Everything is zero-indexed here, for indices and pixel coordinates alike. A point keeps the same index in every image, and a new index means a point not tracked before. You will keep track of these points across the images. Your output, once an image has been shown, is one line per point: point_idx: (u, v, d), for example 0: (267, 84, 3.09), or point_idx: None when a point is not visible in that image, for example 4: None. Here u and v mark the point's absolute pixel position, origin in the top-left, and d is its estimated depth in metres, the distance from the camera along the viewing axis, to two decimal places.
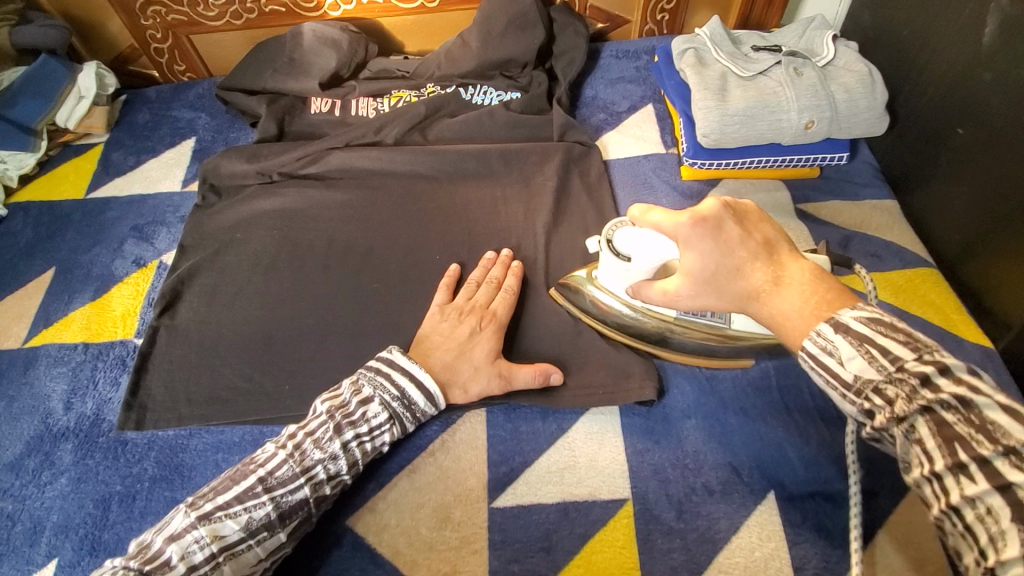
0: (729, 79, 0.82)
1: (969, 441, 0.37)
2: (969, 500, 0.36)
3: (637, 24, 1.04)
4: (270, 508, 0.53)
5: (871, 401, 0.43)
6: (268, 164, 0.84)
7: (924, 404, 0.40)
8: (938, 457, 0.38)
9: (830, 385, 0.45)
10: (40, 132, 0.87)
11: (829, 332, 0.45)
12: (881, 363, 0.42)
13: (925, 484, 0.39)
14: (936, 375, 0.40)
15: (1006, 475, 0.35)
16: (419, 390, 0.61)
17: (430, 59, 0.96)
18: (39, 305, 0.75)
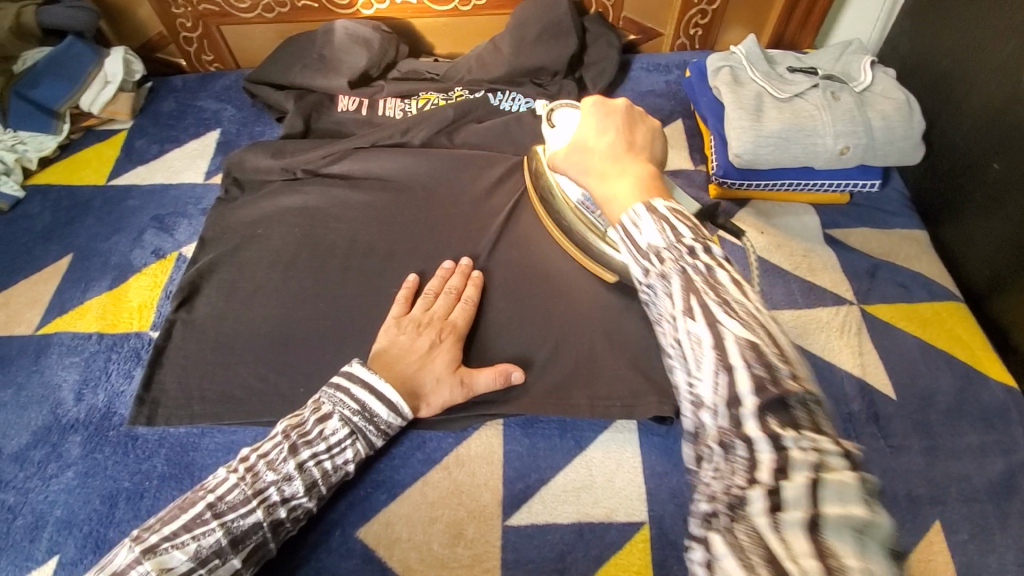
0: (764, 100, 0.81)
1: (707, 293, 0.37)
2: (693, 343, 0.37)
3: (669, 38, 1.03)
4: (221, 535, 0.51)
5: (648, 261, 0.41)
6: (293, 161, 0.83)
7: (682, 262, 0.39)
8: (679, 307, 0.38)
9: (627, 252, 0.44)
10: (63, 114, 0.86)
11: (640, 213, 0.43)
12: (669, 235, 0.41)
13: (666, 334, 0.40)
14: (714, 300, 0.37)
15: (717, 317, 0.36)
16: (380, 402, 0.59)
17: (460, 63, 0.95)
18: (54, 292, 0.74)
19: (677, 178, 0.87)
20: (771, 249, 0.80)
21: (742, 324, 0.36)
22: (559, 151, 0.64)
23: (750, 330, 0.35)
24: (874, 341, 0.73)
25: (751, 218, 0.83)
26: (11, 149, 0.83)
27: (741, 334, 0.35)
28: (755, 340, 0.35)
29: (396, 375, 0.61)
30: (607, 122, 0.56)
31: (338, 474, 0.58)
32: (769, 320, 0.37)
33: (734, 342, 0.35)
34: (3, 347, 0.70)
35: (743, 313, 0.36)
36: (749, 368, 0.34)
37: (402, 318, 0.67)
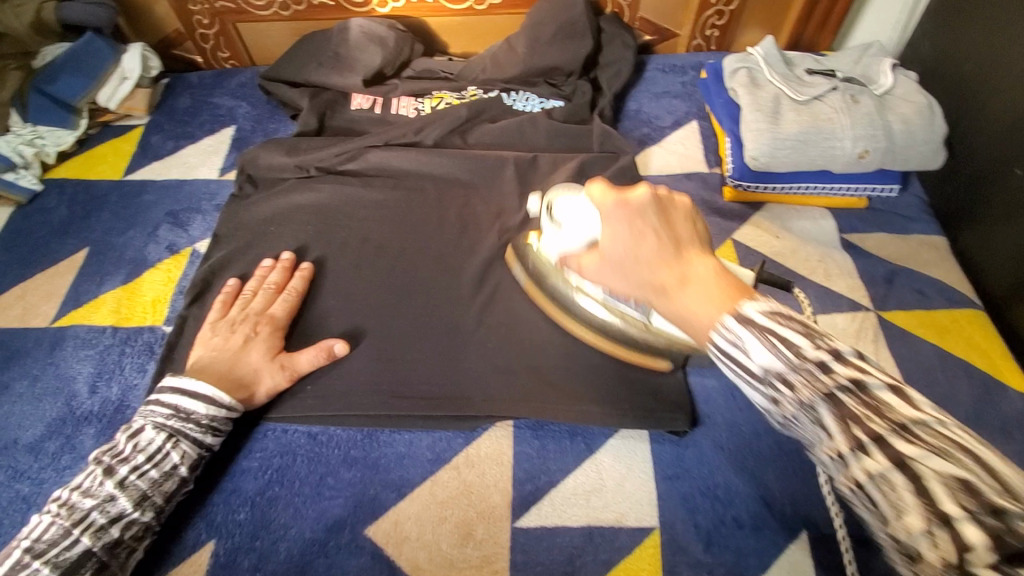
0: (782, 102, 0.80)
1: (862, 421, 0.33)
2: (875, 480, 0.31)
3: (685, 39, 1.03)
4: (46, 571, 0.50)
5: (776, 388, 0.37)
6: (307, 158, 0.83)
7: (831, 383, 0.34)
8: (844, 441, 0.33)
9: (739, 376, 0.39)
10: (81, 110, 0.87)
11: (733, 326, 0.39)
12: (785, 352, 0.36)
13: (835, 469, 0.34)
14: (843, 388, 0.34)
15: (921, 442, 0.31)
16: (193, 399, 0.59)
17: (474, 62, 0.94)
18: (69, 285, 0.75)
19: (691, 180, 0.86)
20: (785, 252, 0.79)
21: (941, 452, 0.30)
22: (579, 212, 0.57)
23: (981, 467, 0.29)
24: (891, 348, 0.71)
25: (764, 221, 0.82)
26: (29, 143, 0.84)
27: (945, 468, 0.30)
28: (965, 477, 0.29)
29: (230, 369, 0.62)
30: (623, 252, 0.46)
31: (169, 481, 0.57)
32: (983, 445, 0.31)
33: (938, 482, 0.29)
34: (18, 339, 0.70)
35: (936, 438, 0.31)
36: (976, 519, 0.28)
37: (214, 318, 0.68)
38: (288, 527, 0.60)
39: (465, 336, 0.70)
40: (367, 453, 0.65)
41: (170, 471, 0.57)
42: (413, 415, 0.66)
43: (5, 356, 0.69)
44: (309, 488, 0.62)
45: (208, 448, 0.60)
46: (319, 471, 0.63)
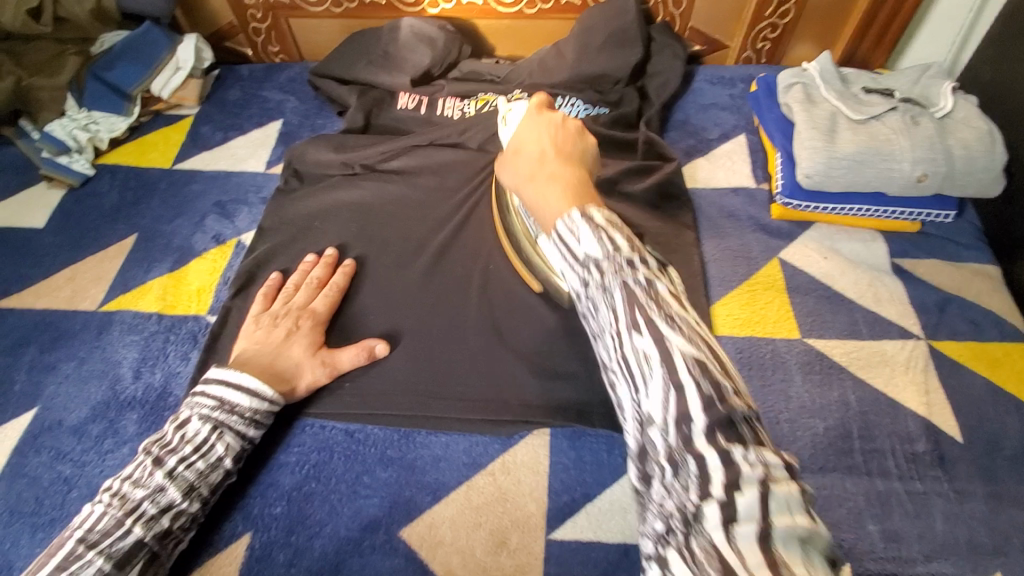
0: (838, 120, 0.78)
1: (645, 308, 0.39)
2: (641, 359, 0.38)
3: (735, 51, 1.01)
4: (101, 562, 0.49)
5: (587, 273, 0.43)
6: (352, 155, 0.83)
7: (622, 274, 0.40)
8: (625, 322, 0.40)
9: (567, 256, 0.44)
10: (134, 97, 0.89)
11: (574, 217, 0.44)
12: (606, 245, 0.42)
13: (611, 352, 0.42)
14: (658, 316, 0.38)
15: (664, 334, 0.38)
16: (237, 392, 0.59)
17: (522, 66, 0.94)
18: (118, 270, 0.76)
19: (738, 195, 0.84)
20: (833, 275, 0.77)
21: (689, 339, 0.38)
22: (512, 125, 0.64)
23: (701, 350, 0.37)
24: (941, 379, 0.69)
25: (812, 240, 0.80)
26: (84, 128, 0.86)
27: (688, 351, 0.37)
28: (703, 358, 0.37)
29: (272, 362, 0.63)
30: (516, 151, 0.54)
31: (215, 472, 0.57)
32: (711, 337, 0.39)
33: (680, 356, 0.37)
34: (67, 321, 0.72)
35: (690, 329, 0.38)
36: (699, 389, 0.36)
37: (256, 311, 0.68)
38: (323, 524, 0.60)
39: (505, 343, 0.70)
40: (403, 454, 0.64)
41: (216, 463, 0.57)
42: (450, 418, 0.66)
43: (54, 337, 0.71)
44: (345, 485, 0.62)
45: (249, 440, 0.60)
46: (356, 470, 0.63)
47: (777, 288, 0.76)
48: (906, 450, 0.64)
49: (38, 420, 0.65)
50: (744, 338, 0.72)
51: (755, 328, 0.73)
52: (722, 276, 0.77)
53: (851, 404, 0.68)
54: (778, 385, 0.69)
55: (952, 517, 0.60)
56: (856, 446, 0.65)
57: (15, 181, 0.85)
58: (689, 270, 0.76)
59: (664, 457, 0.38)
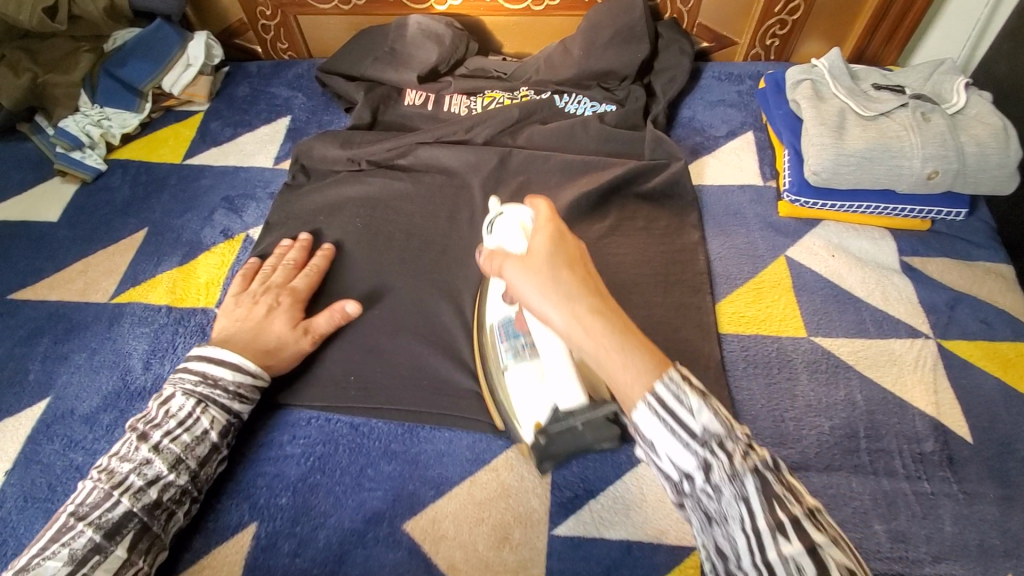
0: (847, 117, 0.77)
1: (786, 506, 0.37)
2: (792, 569, 0.36)
3: (744, 47, 1.00)
4: (91, 532, 0.52)
5: (709, 453, 0.39)
6: (359, 152, 0.84)
7: (752, 460, 0.39)
8: (761, 517, 0.37)
9: (676, 434, 0.40)
10: (146, 94, 0.90)
11: (666, 396, 0.40)
12: (721, 418, 0.40)
13: (741, 547, 0.39)
14: (799, 512, 0.37)
15: (813, 538, 0.36)
16: (220, 366, 0.61)
17: (529, 63, 0.94)
18: (129, 264, 0.77)
19: (745, 192, 0.84)
20: (841, 274, 0.76)
21: (836, 544, 0.37)
22: (503, 231, 0.57)
23: (847, 556, 0.36)
24: (950, 379, 0.68)
25: (819, 239, 0.79)
26: (96, 123, 0.87)
27: (841, 560, 0.36)
28: (854, 568, 0.36)
29: (254, 339, 0.64)
30: (562, 269, 0.45)
31: (202, 445, 0.59)
32: (844, 537, 0.38)
33: (836, 567, 0.35)
34: (79, 313, 0.73)
35: (830, 529, 0.38)
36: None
37: (236, 292, 0.70)
38: (328, 515, 0.60)
39: None
40: (407, 447, 0.65)
41: (200, 436, 0.59)
42: (454, 412, 0.66)
43: (66, 328, 0.72)
44: (350, 478, 0.63)
45: (235, 415, 0.62)
46: (360, 462, 0.64)
47: (784, 286, 0.76)
48: (913, 450, 0.64)
49: (51, 408, 0.66)
50: (749, 336, 0.72)
51: (760, 326, 0.72)
52: (728, 274, 0.77)
53: (858, 403, 0.67)
54: (783, 384, 0.68)
55: (959, 518, 0.60)
56: (862, 445, 0.64)
57: (30, 177, 0.86)
58: (694, 268, 0.76)
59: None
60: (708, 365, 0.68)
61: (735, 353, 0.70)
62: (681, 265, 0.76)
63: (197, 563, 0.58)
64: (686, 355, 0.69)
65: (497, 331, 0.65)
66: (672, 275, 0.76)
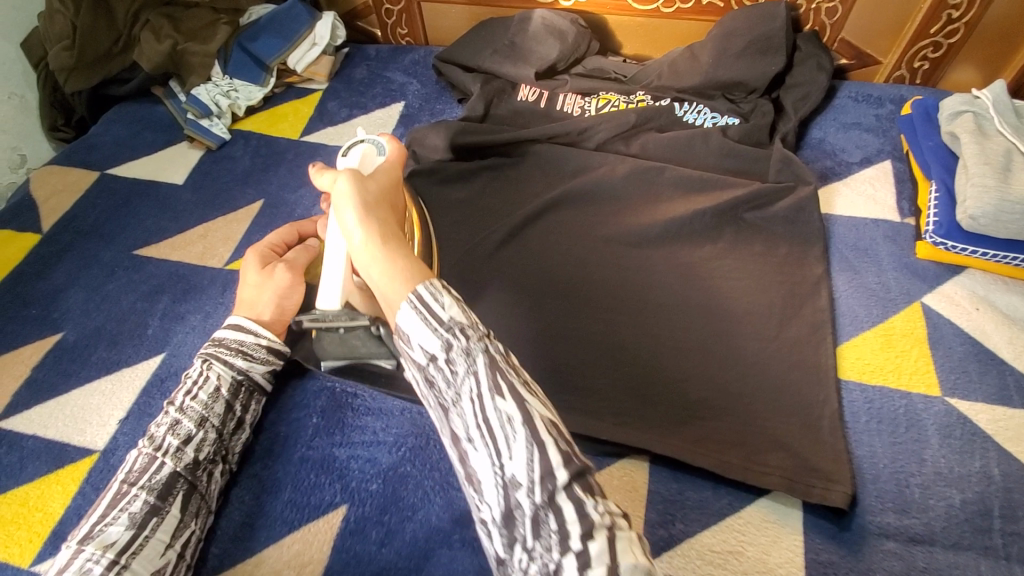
0: (1014, 158, 0.69)
1: (505, 374, 0.43)
2: (504, 422, 0.41)
3: (887, 68, 0.92)
4: (145, 494, 0.53)
5: (453, 336, 0.43)
6: (470, 144, 0.83)
7: (484, 343, 0.44)
8: (486, 384, 0.42)
9: (427, 322, 0.43)
10: (271, 69, 0.93)
11: (429, 293, 0.44)
12: (465, 314, 0.44)
13: (468, 415, 0.42)
14: (515, 381, 0.42)
15: (525, 397, 0.42)
16: (224, 329, 0.64)
17: (651, 67, 0.90)
18: (244, 233, 0.80)
19: (879, 227, 0.77)
20: (983, 332, 0.69)
21: (542, 404, 0.43)
22: (351, 160, 0.58)
23: (550, 412, 0.43)
24: None
25: (963, 289, 0.72)
26: (225, 94, 0.91)
27: (545, 415, 0.42)
28: (554, 421, 0.43)
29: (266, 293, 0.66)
30: (374, 211, 0.50)
31: (218, 402, 0.60)
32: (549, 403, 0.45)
33: (541, 421, 0.42)
34: (196, 276, 0.76)
35: (538, 395, 0.44)
36: (559, 445, 0.41)
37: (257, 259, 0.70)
38: (416, 509, 0.60)
39: (611, 359, 0.68)
40: None
41: (215, 393, 0.60)
42: None
43: (184, 289, 0.75)
44: (439, 474, 0.62)
45: (241, 371, 0.63)
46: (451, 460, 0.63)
47: (917, 336, 0.69)
48: None
49: (164, 365, 0.69)
50: (873, 386, 0.66)
51: (885, 378, 0.66)
52: (854, 315, 0.71)
53: (994, 478, 0.60)
54: (908, 445, 0.62)
55: None
56: (998, 525, 0.57)
57: (161, 139, 0.91)
58: (815, 303, 0.71)
59: (526, 517, 0.40)
60: (824, 410, 0.63)
61: (856, 404, 0.65)
62: (799, 297, 0.71)
63: (286, 537, 0.59)
64: (801, 398, 0.64)
65: None
66: (793, 308, 0.70)
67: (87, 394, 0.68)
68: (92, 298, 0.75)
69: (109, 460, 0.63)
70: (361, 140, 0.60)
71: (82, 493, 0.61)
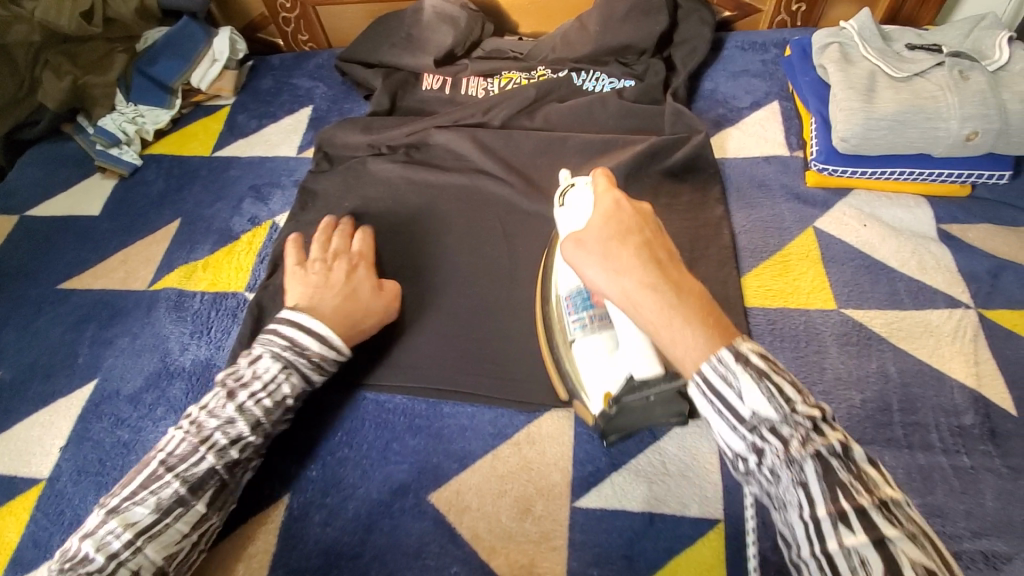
0: (878, 79, 0.74)
1: (851, 493, 0.38)
2: (853, 557, 0.36)
3: (768, 15, 0.96)
4: (177, 485, 0.54)
5: (756, 438, 0.41)
6: (380, 137, 0.85)
7: (816, 449, 0.39)
8: (825, 503, 0.38)
9: (723, 416, 0.42)
10: (175, 90, 0.94)
11: (730, 360, 0.41)
12: (780, 404, 0.40)
13: (800, 534, 0.39)
14: (869, 502, 0.37)
15: (882, 528, 0.36)
16: (306, 334, 0.61)
17: (545, 42, 0.93)
18: (165, 253, 0.81)
19: (769, 163, 0.82)
20: (875, 244, 0.74)
21: (911, 538, 0.36)
22: (576, 205, 0.57)
23: (921, 548, 0.36)
24: (992, 351, 0.66)
25: (852, 209, 0.77)
26: (131, 120, 0.92)
27: (914, 552, 0.35)
28: (929, 563, 0.35)
29: (329, 284, 0.66)
30: (620, 247, 0.46)
31: (279, 410, 0.59)
32: (921, 525, 0.38)
33: (908, 559, 0.35)
34: (121, 301, 0.77)
35: (901, 519, 0.37)
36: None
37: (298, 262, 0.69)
38: (356, 487, 0.62)
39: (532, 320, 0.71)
40: (431, 422, 0.66)
41: (279, 402, 0.59)
42: (478, 390, 0.67)
43: (111, 315, 0.76)
44: (376, 452, 0.64)
45: (311, 384, 0.62)
46: (386, 437, 0.65)
47: (812, 257, 0.74)
48: (952, 423, 0.62)
49: (100, 389, 0.70)
50: (775, 309, 0.70)
51: (787, 300, 0.71)
52: (753, 247, 0.75)
53: (891, 375, 0.65)
54: (810, 357, 0.67)
55: (1005, 495, 0.58)
56: (896, 418, 0.62)
57: (74, 173, 0.91)
58: (716, 241, 0.75)
59: None
60: None
61: (761, 327, 0.69)
62: (701, 237, 0.75)
63: (232, 533, 0.61)
64: None
65: (562, 305, 0.63)
66: (697, 248, 0.74)
67: (27, 428, 0.68)
68: (19, 337, 0.76)
69: (55, 487, 0.64)
70: (570, 183, 0.61)
71: (36, 520, 0.62)
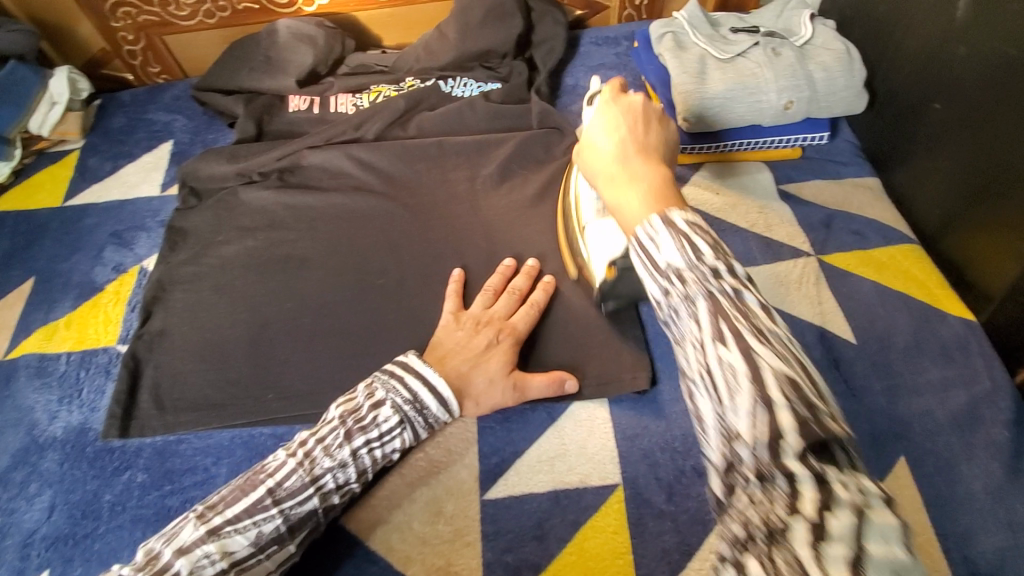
0: (707, 62, 0.82)
1: (729, 318, 0.36)
2: (728, 372, 0.34)
3: (615, 11, 1.04)
4: (280, 522, 0.52)
5: (669, 282, 0.39)
6: (248, 164, 0.83)
7: (708, 286, 0.37)
8: (706, 331, 0.36)
9: (649, 272, 0.41)
10: (13, 140, 0.86)
11: (658, 226, 0.41)
12: (689, 253, 0.39)
13: (692, 361, 0.37)
14: (745, 327, 0.35)
15: (752, 346, 0.34)
16: (431, 394, 0.59)
17: (408, 53, 0.95)
18: (19, 316, 0.74)
19: None
20: (731, 210, 0.81)
21: (777, 353, 0.34)
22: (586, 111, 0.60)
23: (789, 363, 0.34)
24: (833, 290, 0.75)
25: (705, 181, 0.84)
26: None
27: (780, 365, 0.34)
28: (793, 373, 0.34)
29: (471, 349, 0.63)
30: (619, 145, 0.49)
31: (387, 460, 0.59)
32: (794, 346, 0.36)
33: (771, 373, 0.33)
34: None
35: (776, 339, 0.35)
36: (792, 403, 0.32)
37: (456, 316, 0.67)
38: None
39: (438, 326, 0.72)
40: None
41: (388, 455, 0.59)
42: None
43: None
44: None
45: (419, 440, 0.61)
46: None
47: None
48: None
49: None
50: None
51: None
52: None
53: None
54: None
55: (853, 414, 0.65)
56: None
57: None
58: None
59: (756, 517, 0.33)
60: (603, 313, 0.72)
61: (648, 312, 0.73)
62: None
63: None
64: (585, 310, 0.72)
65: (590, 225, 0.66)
66: None
67: None
68: None
69: None
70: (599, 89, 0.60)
71: None
